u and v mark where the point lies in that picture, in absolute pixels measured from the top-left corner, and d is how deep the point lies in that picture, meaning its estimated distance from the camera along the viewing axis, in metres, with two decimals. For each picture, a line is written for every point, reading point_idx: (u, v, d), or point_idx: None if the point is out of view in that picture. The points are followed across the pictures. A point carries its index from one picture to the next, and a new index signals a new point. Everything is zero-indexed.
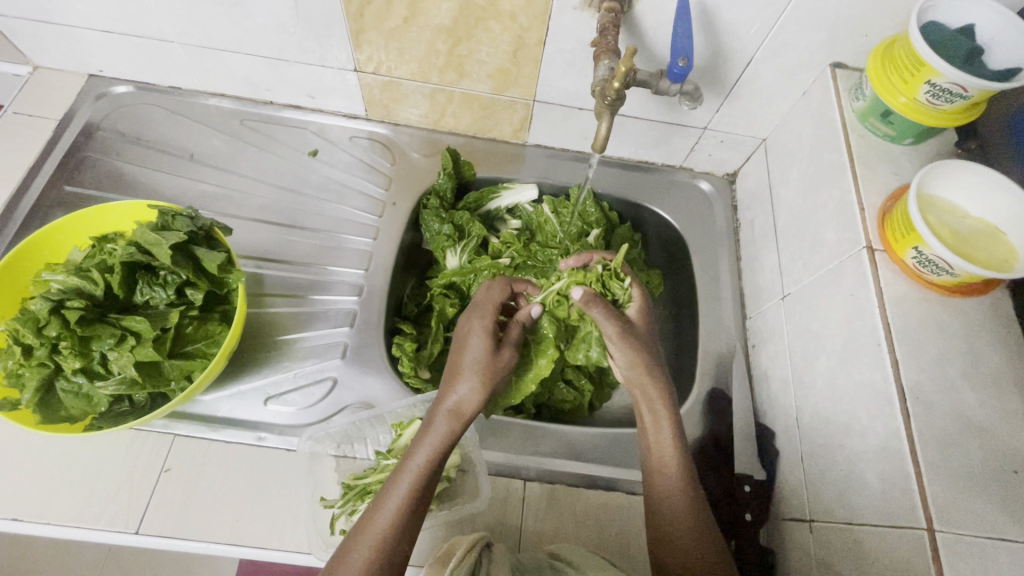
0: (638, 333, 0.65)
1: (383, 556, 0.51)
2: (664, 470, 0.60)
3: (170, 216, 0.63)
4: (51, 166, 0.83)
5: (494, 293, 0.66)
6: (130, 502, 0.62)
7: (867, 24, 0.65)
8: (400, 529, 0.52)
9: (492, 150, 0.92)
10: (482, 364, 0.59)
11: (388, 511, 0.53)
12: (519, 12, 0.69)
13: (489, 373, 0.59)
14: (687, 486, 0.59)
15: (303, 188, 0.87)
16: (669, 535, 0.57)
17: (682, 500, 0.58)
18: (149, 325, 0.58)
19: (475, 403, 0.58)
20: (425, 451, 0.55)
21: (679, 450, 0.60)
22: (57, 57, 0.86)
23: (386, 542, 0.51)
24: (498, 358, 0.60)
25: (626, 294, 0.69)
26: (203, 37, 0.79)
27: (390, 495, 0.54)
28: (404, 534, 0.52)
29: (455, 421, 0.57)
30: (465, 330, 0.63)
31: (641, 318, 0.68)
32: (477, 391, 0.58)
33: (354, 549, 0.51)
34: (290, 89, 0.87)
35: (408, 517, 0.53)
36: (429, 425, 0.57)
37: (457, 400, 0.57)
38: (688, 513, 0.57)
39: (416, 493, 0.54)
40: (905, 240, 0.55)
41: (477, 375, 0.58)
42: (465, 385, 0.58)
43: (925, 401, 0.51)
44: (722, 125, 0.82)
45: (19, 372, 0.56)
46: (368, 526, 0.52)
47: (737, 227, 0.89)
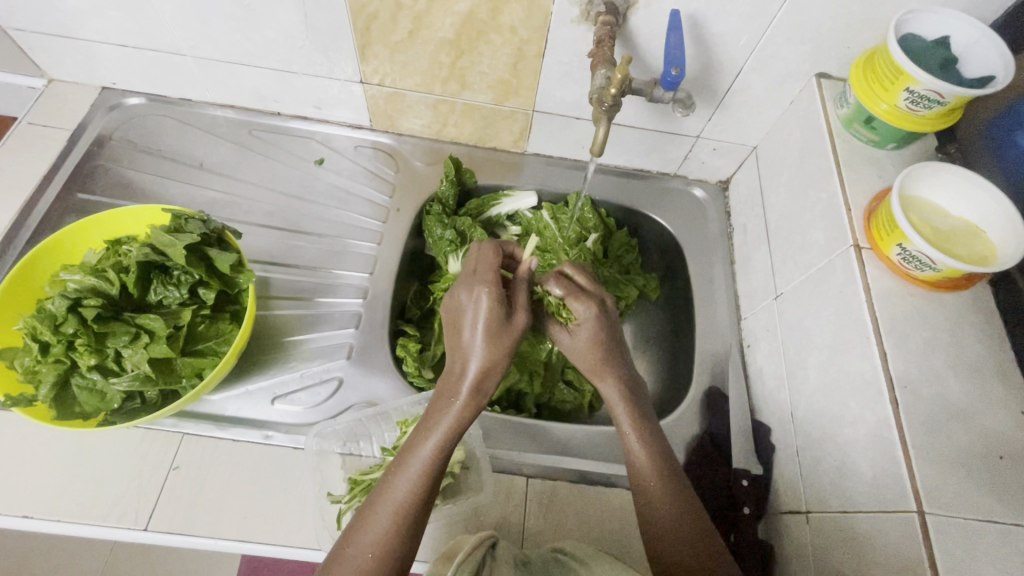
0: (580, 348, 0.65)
1: (400, 525, 0.52)
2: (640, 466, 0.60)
3: (183, 219, 0.65)
4: (65, 174, 0.85)
5: (485, 258, 0.63)
6: (139, 500, 0.63)
7: (848, 37, 0.69)
8: (419, 499, 0.54)
9: (493, 159, 0.96)
10: (493, 336, 0.57)
11: (407, 481, 0.54)
12: (519, 26, 0.72)
13: (503, 345, 0.57)
14: (659, 471, 0.59)
15: (309, 196, 0.89)
16: (652, 513, 0.59)
17: (659, 485, 0.59)
18: (163, 323, 0.60)
19: (491, 375, 0.57)
20: (443, 424, 0.55)
21: (651, 447, 0.61)
22: (72, 70, 0.89)
23: (405, 512, 0.53)
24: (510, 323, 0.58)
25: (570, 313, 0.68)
26: (214, 50, 0.82)
27: (409, 466, 0.54)
28: (423, 503, 0.54)
29: (471, 393, 0.57)
30: (470, 300, 0.59)
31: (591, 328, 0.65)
32: (494, 364, 0.57)
33: (372, 517, 0.52)
34: (298, 100, 0.90)
35: (429, 486, 0.54)
36: (448, 401, 0.57)
37: (473, 371, 0.57)
38: (671, 500, 0.58)
39: (435, 467, 0.55)
40: (890, 237, 0.58)
41: (493, 347, 0.57)
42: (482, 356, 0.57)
43: (912, 390, 0.53)
44: (714, 134, 0.86)
45: (35, 368, 0.57)
46: (384, 497, 0.53)
47: (731, 232, 0.92)
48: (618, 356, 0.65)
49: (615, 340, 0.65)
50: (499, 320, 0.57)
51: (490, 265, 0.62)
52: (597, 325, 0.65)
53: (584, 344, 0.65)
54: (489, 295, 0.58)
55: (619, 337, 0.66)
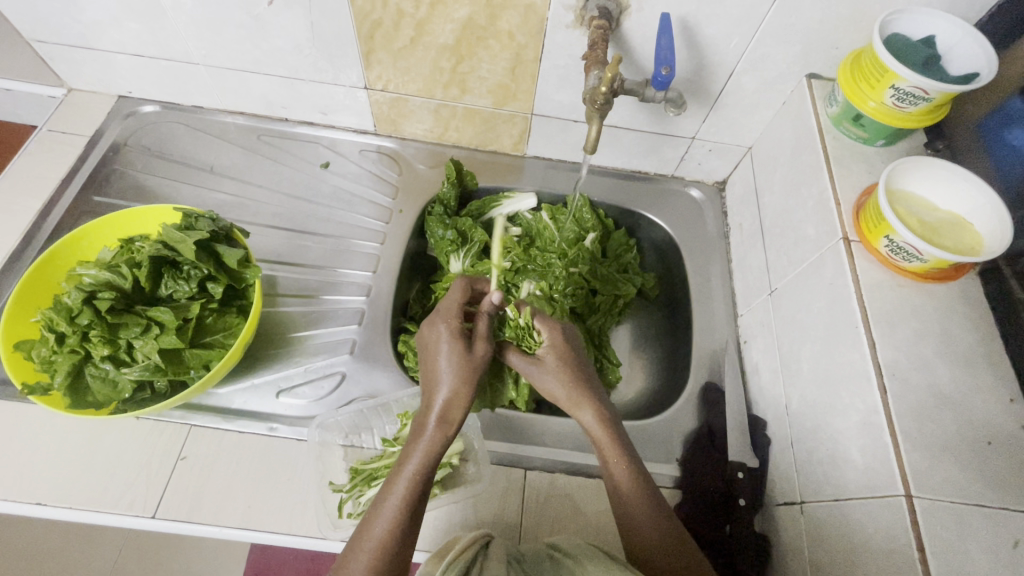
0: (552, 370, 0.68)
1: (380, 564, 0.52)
2: (628, 500, 0.60)
3: (194, 218, 0.68)
4: (82, 178, 0.88)
5: (455, 295, 0.69)
6: (147, 488, 0.65)
7: (835, 38, 0.71)
8: (398, 533, 0.54)
9: (493, 162, 0.98)
10: (457, 370, 0.61)
11: (385, 518, 0.55)
12: (517, 31, 0.75)
13: (467, 372, 0.61)
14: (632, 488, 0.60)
15: (315, 198, 0.92)
16: (633, 528, 0.59)
17: (632, 503, 0.60)
18: (173, 315, 0.62)
19: (455, 408, 0.60)
20: (414, 458, 0.58)
21: (638, 479, 0.61)
22: (91, 80, 0.93)
23: (385, 548, 0.53)
24: (470, 353, 0.63)
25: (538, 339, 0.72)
26: (225, 58, 0.85)
27: (387, 499, 0.56)
28: (403, 537, 0.54)
29: (439, 426, 0.59)
30: (433, 338, 0.65)
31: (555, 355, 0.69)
32: (459, 393, 0.60)
33: (353, 559, 0.53)
34: (304, 106, 0.93)
35: (407, 517, 0.55)
36: (420, 433, 0.59)
37: (438, 406, 0.60)
38: (646, 515, 0.59)
39: (409, 501, 0.56)
40: (877, 230, 0.59)
41: (455, 379, 0.61)
42: (447, 391, 0.60)
43: (901, 377, 0.54)
44: (708, 135, 0.88)
45: (52, 358, 0.60)
46: (364, 536, 0.54)
47: (728, 231, 0.93)
48: (594, 384, 0.67)
49: (581, 365, 0.69)
50: (459, 351, 0.62)
51: (456, 305, 0.67)
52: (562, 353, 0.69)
53: (554, 365, 0.68)
54: (452, 329, 0.64)
55: (587, 368, 0.70)
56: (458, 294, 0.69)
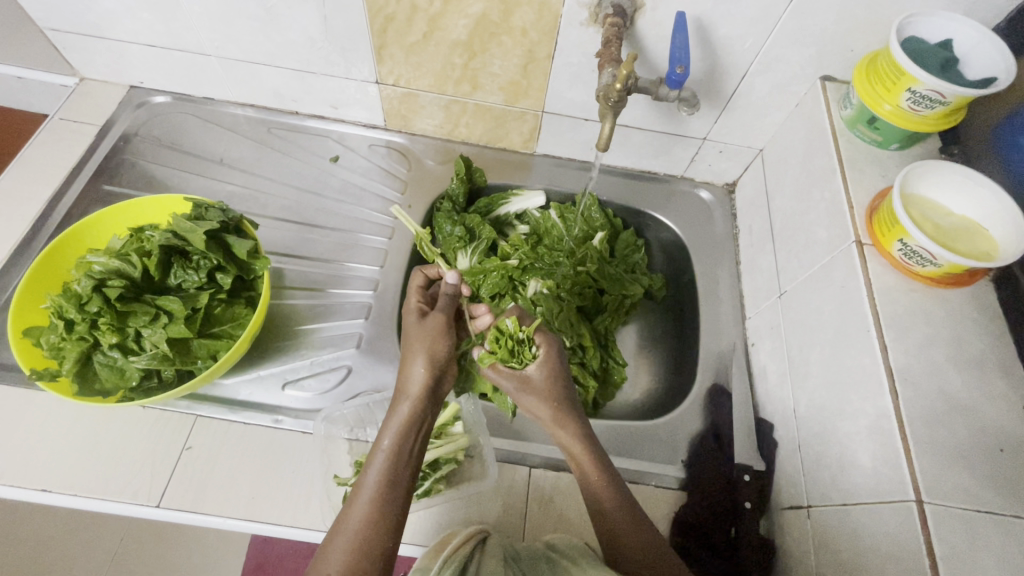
0: (537, 385, 0.69)
1: (367, 534, 0.52)
2: (606, 509, 0.60)
3: (204, 208, 0.68)
4: (93, 167, 0.89)
5: (414, 282, 0.76)
6: (152, 477, 0.65)
7: (851, 40, 0.70)
8: (381, 510, 0.54)
9: (502, 159, 0.98)
10: (420, 343, 0.66)
11: (366, 498, 0.55)
12: (530, 28, 0.75)
13: (430, 342, 0.66)
14: (603, 480, 0.62)
15: (324, 191, 0.92)
16: (609, 527, 0.59)
17: (603, 484, 0.61)
18: (182, 304, 0.62)
19: (425, 380, 0.64)
20: (390, 432, 0.60)
21: (614, 487, 0.61)
22: (103, 69, 0.94)
23: (372, 517, 0.53)
24: (428, 326, 0.68)
25: (534, 353, 0.71)
26: (238, 51, 0.86)
27: (366, 477, 0.57)
28: (385, 515, 0.54)
29: (411, 400, 0.63)
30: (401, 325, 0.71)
31: (543, 373, 0.70)
32: (428, 366, 0.65)
33: (339, 538, 0.52)
34: (315, 100, 0.93)
35: (387, 492, 0.55)
36: (396, 412, 0.62)
37: (410, 382, 0.64)
38: (620, 511, 0.60)
39: (389, 471, 0.57)
40: (891, 233, 0.59)
41: (422, 352, 0.65)
42: (418, 364, 0.65)
43: (913, 382, 0.54)
44: (720, 136, 0.88)
45: (60, 345, 0.60)
46: (345, 520, 0.53)
47: (737, 233, 0.93)
48: (568, 389, 0.70)
49: (566, 387, 0.70)
50: (418, 325, 0.69)
51: (416, 293, 0.74)
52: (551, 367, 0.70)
53: (543, 382, 0.69)
54: (410, 309, 0.71)
55: (568, 377, 0.72)
56: (416, 280, 0.77)
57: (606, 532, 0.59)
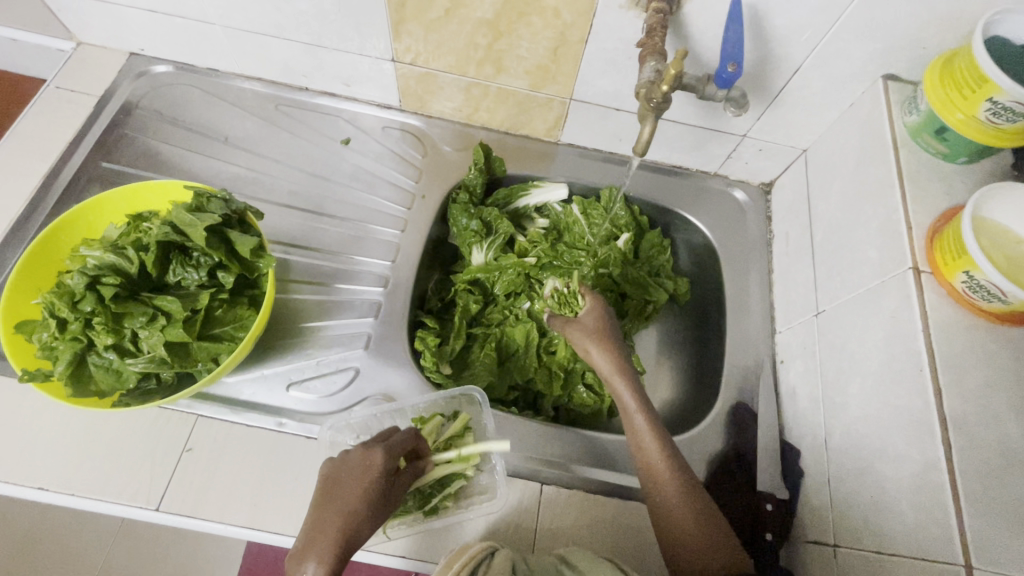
0: (587, 326, 0.73)
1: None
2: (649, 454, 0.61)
3: (205, 198, 0.63)
4: (91, 141, 0.84)
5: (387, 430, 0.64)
6: (152, 480, 0.63)
7: (924, 36, 0.63)
8: None
9: (523, 147, 0.91)
10: (355, 486, 0.56)
11: None
12: (563, 8, 0.68)
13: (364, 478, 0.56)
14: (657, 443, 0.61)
15: (334, 176, 0.86)
16: (652, 471, 0.60)
17: (646, 432, 0.63)
18: (181, 305, 0.58)
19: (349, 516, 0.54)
20: (306, 574, 0.50)
21: (653, 429, 0.62)
22: (101, 34, 0.87)
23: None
24: (369, 463, 0.57)
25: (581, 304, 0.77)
26: (244, 20, 0.79)
27: None
28: None
29: (338, 542, 0.52)
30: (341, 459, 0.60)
31: (593, 317, 0.74)
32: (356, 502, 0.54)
33: None
34: (327, 76, 0.87)
35: None
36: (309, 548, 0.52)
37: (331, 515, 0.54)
38: (667, 478, 0.59)
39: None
40: (955, 263, 0.53)
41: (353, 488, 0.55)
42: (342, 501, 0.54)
43: (967, 432, 0.49)
44: (762, 134, 0.81)
45: (53, 345, 0.56)
46: None
47: (771, 238, 0.87)
48: (616, 333, 0.73)
49: (615, 339, 0.73)
50: (354, 460, 0.58)
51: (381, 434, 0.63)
52: (600, 312, 0.74)
53: (592, 324, 0.73)
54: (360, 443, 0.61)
55: (616, 326, 0.76)
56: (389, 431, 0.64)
57: (646, 475, 0.61)
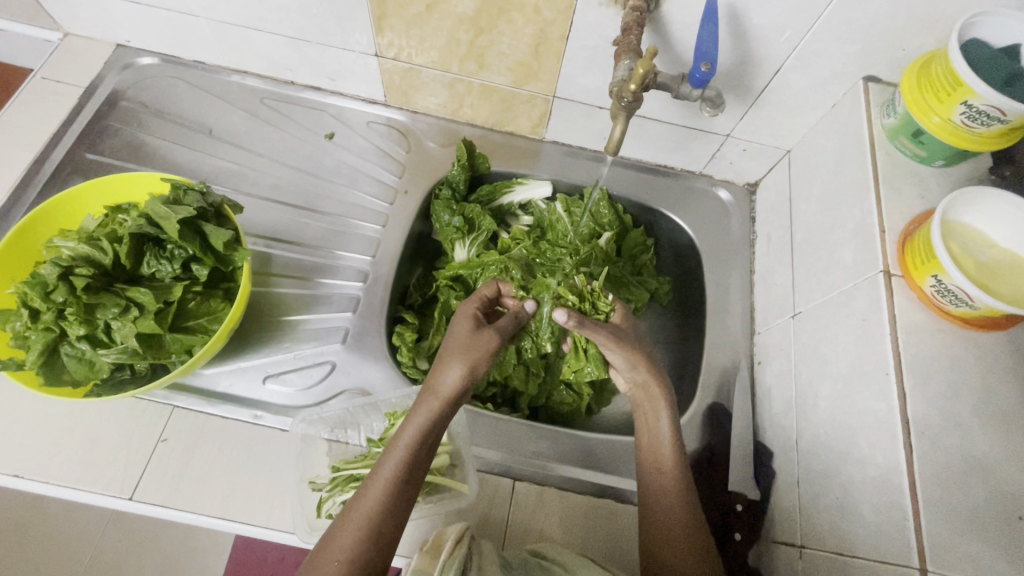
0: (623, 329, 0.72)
1: (371, 528, 0.53)
2: (661, 471, 0.63)
3: (182, 191, 0.63)
4: (75, 132, 0.84)
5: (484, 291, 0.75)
6: (126, 469, 0.63)
7: (904, 37, 0.62)
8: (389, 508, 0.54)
9: (508, 144, 0.91)
10: (463, 352, 0.63)
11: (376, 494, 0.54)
12: (543, 5, 0.68)
13: (474, 350, 0.63)
14: (671, 412, 0.66)
15: (318, 171, 0.87)
16: (660, 484, 0.62)
17: (668, 441, 0.64)
18: (153, 297, 0.59)
19: (457, 385, 0.61)
20: (410, 430, 0.58)
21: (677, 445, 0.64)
22: (87, 25, 0.88)
23: (380, 515, 0.53)
24: (479, 340, 0.64)
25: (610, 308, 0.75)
26: (227, 13, 0.79)
27: (379, 472, 0.56)
28: (394, 514, 0.54)
29: (445, 403, 0.60)
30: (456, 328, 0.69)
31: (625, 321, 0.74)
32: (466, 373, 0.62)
33: (346, 527, 0.52)
34: (312, 70, 0.87)
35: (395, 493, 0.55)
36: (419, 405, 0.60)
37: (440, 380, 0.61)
38: (677, 497, 0.61)
39: (405, 470, 0.56)
40: (925, 266, 0.53)
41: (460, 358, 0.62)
42: (454, 370, 0.61)
43: (930, 436, 0.49)
44: (745, 134, 0.80)
45: (26, 334, 0.57)
46: (351, 513, 0.53)
47: (754, 238, 0.87)
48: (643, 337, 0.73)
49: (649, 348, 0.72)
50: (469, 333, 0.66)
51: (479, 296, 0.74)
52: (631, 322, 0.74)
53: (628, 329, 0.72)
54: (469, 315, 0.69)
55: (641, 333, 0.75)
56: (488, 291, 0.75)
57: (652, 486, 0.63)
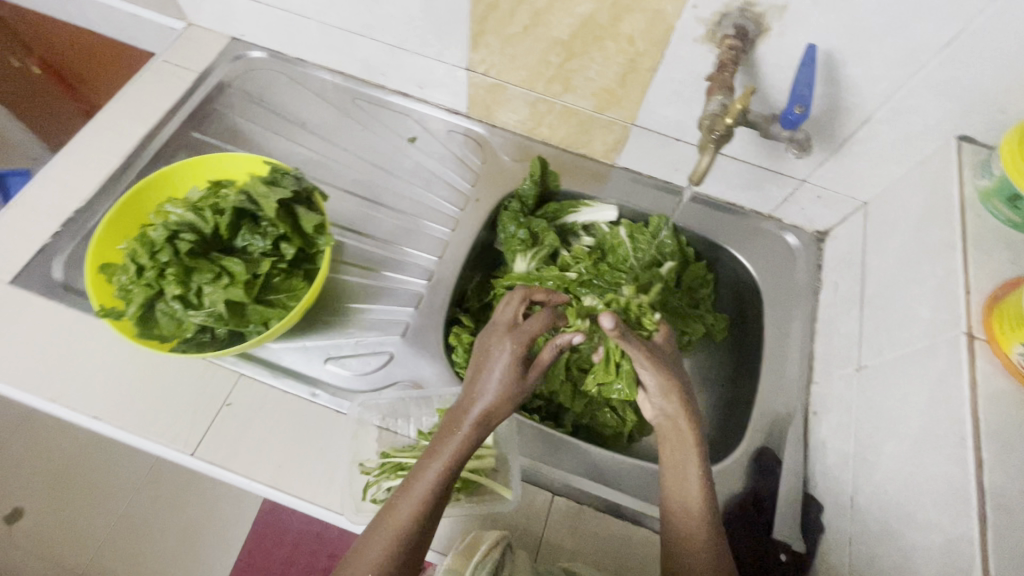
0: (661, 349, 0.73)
1: (404, 540, 0.55)
2: (689, 516, 0.60)
3: (280, 175, 0.68)
4: (185, 113, 0.91)
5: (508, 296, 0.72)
6: (191, 427, 0.67)
7: (1007, 100, 0.61)
8: (420, 524, 0.56)
9: (579, 165, 0.94)
10: (505, 374, 0.62)
11: (408, 510, 0.56)
12: (637, 37, 0.70)
13: (514, 376, 0.62)
14: (701, 463, 0.63)
15: (397, 172, 0.91)
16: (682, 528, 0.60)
17: (693, 484, 0.62)
18: (244, 268, 0.63)
19: (497, 410, 0.61)
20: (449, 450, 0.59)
21: (705, 490, 0.61)
22: (209, 18, 0.96)
23: (410, 529, 0.55)
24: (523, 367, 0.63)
25: (654, 328, 0.76)
26: (337, 18, 0.85)
27: (414, 488, 0.57)
28: (424, 529, 0.56)
29: (479, 426, 0.61)
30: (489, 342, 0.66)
31: (665, 342, 0.74)
32: (504, 399, 0.62)
33: (377, 537, 0.55)
34: (403, 77, 0.92)
35: (428, 510, 0.56)
36: (456, 425, 0.61)
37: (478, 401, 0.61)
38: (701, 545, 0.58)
39: (440, 486, 0.58)
40: (1014, 333, 0.51)
41: (500, 391, 0.62)
42: (492, 392, 0.61)
43: (1008, 510, 0.47)
44: (822, 181, 0.80)
45: (129, 287, 0.62)
46: (384, 525, 0.56)
47: (819, 286, 0.85)
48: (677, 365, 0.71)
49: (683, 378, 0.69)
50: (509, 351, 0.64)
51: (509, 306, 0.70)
52: (666, 344, 0.74)
53: (666, 352, 0.72)
54: (503, 326, 0.67)
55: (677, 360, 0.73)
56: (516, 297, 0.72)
57: (674, 531, 0.60)
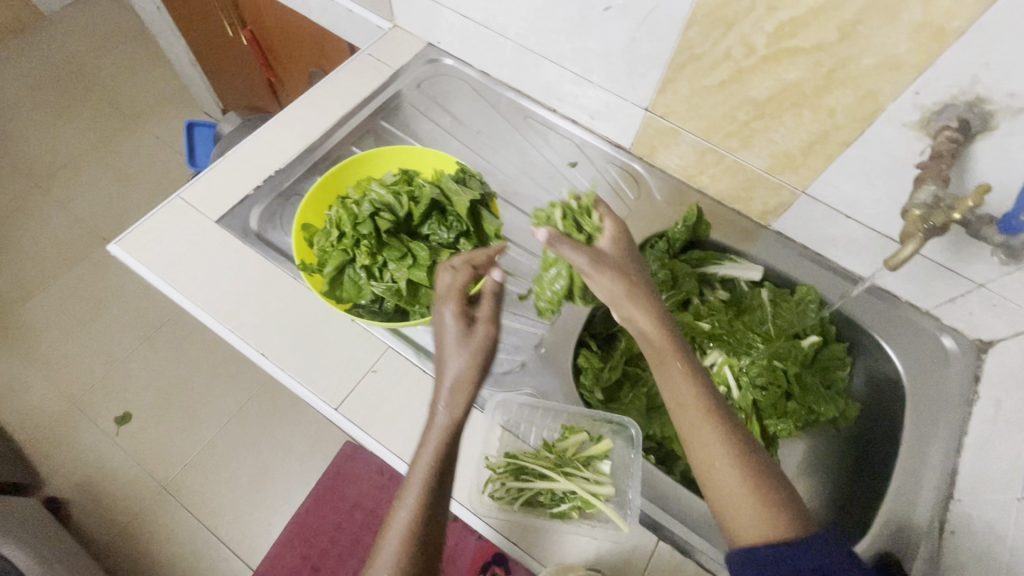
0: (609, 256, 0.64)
1: (402, 559, 0.53)
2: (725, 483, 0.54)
3: (469, 176, 0.75)
4: (378, 102, 1.01)
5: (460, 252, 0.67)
6: (340, 384, 0.73)
7: None
8: (416, 542, 0.53)
9: (731, 220, 0.94)
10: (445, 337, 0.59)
11: (401, 527, 0.54)
12: (840, 111, 0.70)
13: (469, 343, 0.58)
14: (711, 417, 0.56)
15: (554, 192, 0.96)
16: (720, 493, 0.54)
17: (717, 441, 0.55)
18: (428, 255, 0.71)
19: (449, 401, 0.57)
20: (428, 452, 0.56)
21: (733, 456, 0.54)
22: (415, 24, 1.06)
23: (406, 549, 0.53)
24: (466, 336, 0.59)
25: (598, 226, 0.70)
26: (535, 43, 0.91)
27: (405, 501, 0.55)
28: (418, 547, 0.53)
29: (439, 420, 0.57)
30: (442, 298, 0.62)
31: (615, 245, 0.67)
32: (459, 383, 0.57)
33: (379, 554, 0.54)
34: (578, 106, 0.97)
35: (417, 525, 0.54)
36: (427, 421, 0.58)
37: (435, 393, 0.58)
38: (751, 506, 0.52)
39: (426, 498, 0.55)
40: None
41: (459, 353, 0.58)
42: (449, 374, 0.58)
43: None
44: (1003, 289, 0.74)
45: (327, 250, 0.70)
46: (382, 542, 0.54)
47: (975, 398, 0.78)
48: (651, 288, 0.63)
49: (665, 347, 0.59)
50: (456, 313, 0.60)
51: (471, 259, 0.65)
52: (620, 243, 0.67)
53: (613, 254, 0.64)
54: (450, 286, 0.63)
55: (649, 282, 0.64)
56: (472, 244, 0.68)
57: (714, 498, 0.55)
